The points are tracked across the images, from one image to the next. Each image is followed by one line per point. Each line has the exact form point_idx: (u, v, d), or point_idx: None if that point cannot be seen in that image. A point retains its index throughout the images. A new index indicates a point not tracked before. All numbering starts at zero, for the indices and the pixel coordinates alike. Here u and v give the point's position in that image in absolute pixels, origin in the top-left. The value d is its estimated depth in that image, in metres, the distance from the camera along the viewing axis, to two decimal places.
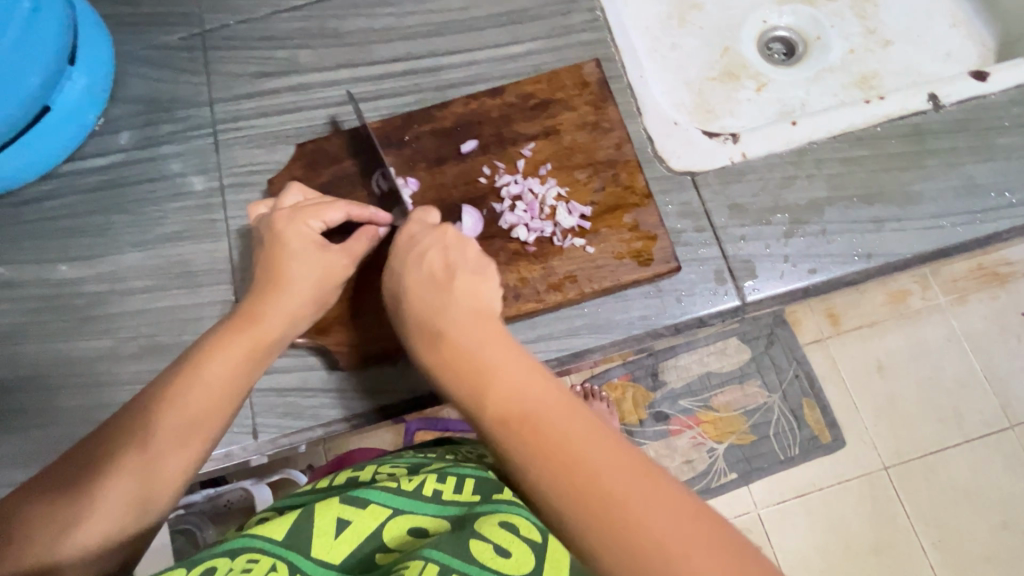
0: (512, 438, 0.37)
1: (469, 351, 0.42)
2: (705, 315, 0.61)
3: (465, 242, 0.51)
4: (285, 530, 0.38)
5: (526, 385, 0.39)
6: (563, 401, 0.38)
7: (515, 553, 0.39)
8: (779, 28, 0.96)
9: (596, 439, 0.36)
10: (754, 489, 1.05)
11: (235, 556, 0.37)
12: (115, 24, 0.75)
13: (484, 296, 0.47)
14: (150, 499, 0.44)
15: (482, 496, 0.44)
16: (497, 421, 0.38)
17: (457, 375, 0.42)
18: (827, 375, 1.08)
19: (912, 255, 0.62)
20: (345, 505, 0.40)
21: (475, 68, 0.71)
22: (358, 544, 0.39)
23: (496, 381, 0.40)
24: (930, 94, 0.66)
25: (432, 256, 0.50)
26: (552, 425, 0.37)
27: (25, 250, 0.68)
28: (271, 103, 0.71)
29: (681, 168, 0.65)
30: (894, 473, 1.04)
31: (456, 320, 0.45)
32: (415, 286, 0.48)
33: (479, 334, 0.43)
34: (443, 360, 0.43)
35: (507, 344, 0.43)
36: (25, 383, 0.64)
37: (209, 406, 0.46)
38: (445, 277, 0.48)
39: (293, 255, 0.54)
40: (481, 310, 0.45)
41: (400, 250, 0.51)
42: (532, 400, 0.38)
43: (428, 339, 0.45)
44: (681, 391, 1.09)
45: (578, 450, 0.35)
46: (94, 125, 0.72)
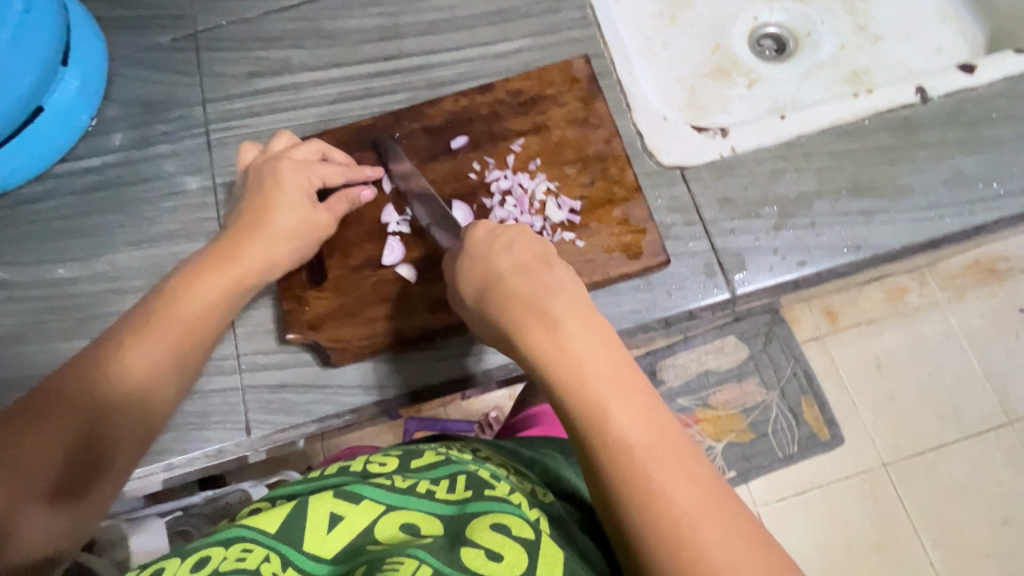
0: (626, 466, 0.40)
1: (583, 361, 0.44)
2: (695, 308, 0.61)
3: (546, 242, 0.52)
4: (278, 523, 0.38)
5: (645, 427, 0.42)
6: (680, 453, 0.41)
7: (507, 557, 0.38)
8: (770, 25, 0.97)
9: (708, 495, 0.40)
10: (751, 485, 1.05)
11: (228, 547, 0.37)
12: (109, 26, 0.76)
13: (586, 301, 0.47)
14: (133, 412, 0.50)
15: (475, 493, 0.43)
16: (614, 445, 0.41)
17: (570, 382, 0.43)
18: (824, 370, 1.09)
19: (901, 247, 0.62)
20: (339, 500, 0.40)
21: (466, 66, 0.71)
22: (350, 539, 0.39)
23: (612, 403, 0.42)
24: (918, 87, 0.66)
25: (525, 252, 0.50)
26: (667, 479, 0.40)
27: (19, 251, 0.69)
28: (264, 103, 0.72)
29: (670, 163, 0.66)
30: (892, 469, 1.04)
31: (569, 325, 0.46)
32: (512, 275, 0.49)
33: (592, 346, 0.45)
34: (553, 361, 0.44)
35: (623, 371, 0.44)
36: (19, 382, 0.64)
37: (180, 337, 0.52)
38: (545, 274, 0.49)
39: (285, 203, 0.59)
40: (594, 317, 0.47)
41: (480, 239, 0.52)
42: (649, 435, 0.42)
43: (532, 330, 0.46)
44: (679, 388, 1.09)
45: (690, 505, 0.39)
46: (88, 127, 0.72)
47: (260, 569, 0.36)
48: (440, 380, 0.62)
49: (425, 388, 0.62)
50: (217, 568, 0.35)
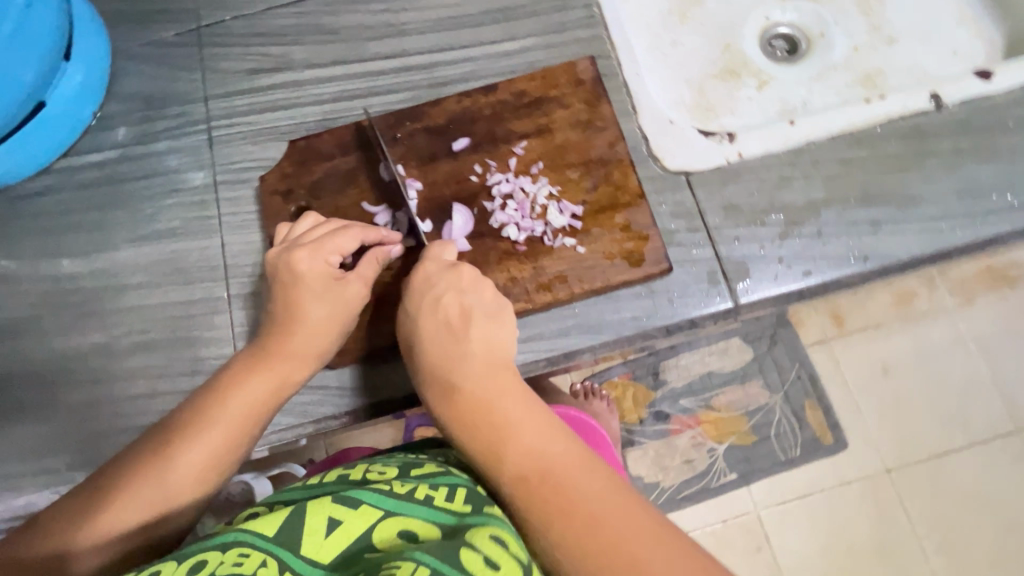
0: (537, 499, 0.42)
1: (490, 411, 0.47)
2: (697, 316, 0.60)
3: (481, 277, 0.54)
4: (278, 527, 0.37)
5: (553, 457, 0.44)
6: (590, 469, 0.43)
7: (504, 568, 0.37)
8: (783, 24, 0.95)
9: (624, 507, 0.41)
10: (752, 488, 1.04)
11: (225, 551, 0.35)
12: (113, 20, 0.75)
13: (497, 347, 0.51)
14: (173, 495, 0.46)
15: (473, 507, 0.42)
16: (520, 482, 0.43)
17: (477, 432, 0.46)
18: (828, 376, 1.07)
19: (910, 258, 0.61)
20: (338, 505, 0.39)
21: (469, 65, 0.70)
22: (348, 545, 0.38)
23: (513, 444, 0.45)
24: (932, 93, 0.65)
25: (447, 301, 0.53)
26: (581, 499, 0.41)
27: (22, 245, 0.69)
28: (266, 99, 0.71)
29: (675, 167, 0.65)
30: (895, 475, 1.02)
31: (473, 383, 0.48)
32: (429, 334, 0.51)
33: (494, 393, 0.48)
34: (464, 417, 0.47)
35: (530, 411, 0.47)
36: (22, 377, 0.64)
37: (223, 431, 0.49)
38: (462, 328, 0.51)
39: (310, 293, 0.55)
40: (497, 366, 0.50)
41: (416, 283, 0.54)
42: (555, 462, 0.43)
43: (444, 399, 0.49)
44: (681, 390, 1.09)
45: (602, 520, 0.40)
46: (91, 121, 0.72)
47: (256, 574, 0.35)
48: None
49: (421, 392, 0.61)
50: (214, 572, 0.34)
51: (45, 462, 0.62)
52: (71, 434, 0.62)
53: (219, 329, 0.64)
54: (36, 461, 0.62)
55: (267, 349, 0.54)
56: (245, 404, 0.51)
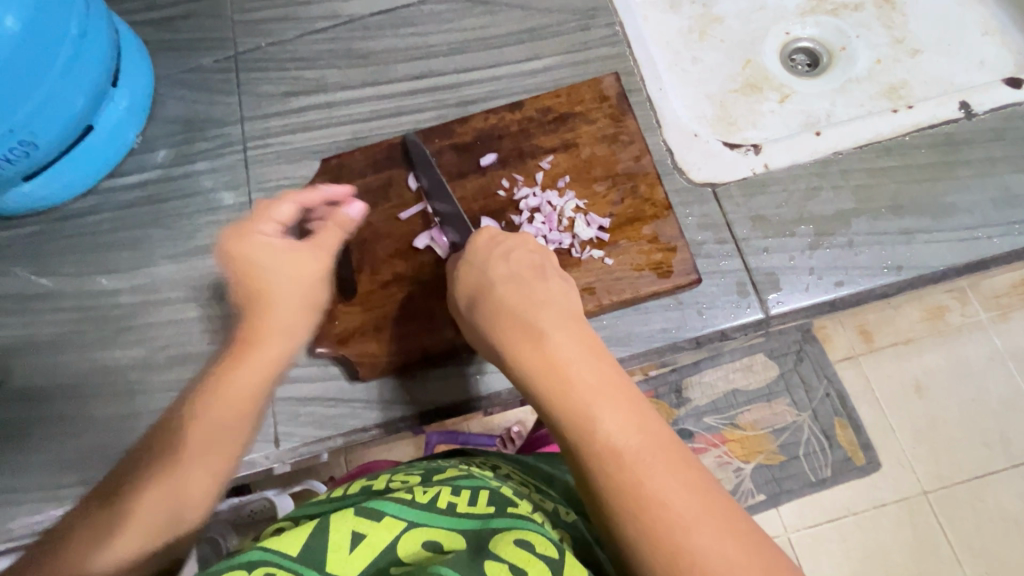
0: (618, 475, 0.40)
1: (574, 373, 0.44)
2: (727, 328, 0.60)
3: (545, 254, 0.53)
4: (300, 546, 0.36)
5: (634, 430, 0.42)
6: (671, 452, 0.41)
7: (530, 573, 0.36)
8: (803, 40, 0.96)
9: (702, 497, 0.39)
10: (782, 509, 1.01)
11: (249, 569, 0.34)
12: (157, 49, 0.79)
13: (576, 309, 0.48)
14: (183, 508, 0.47)
15: (497, 509, 0.41)
16: (603, 451, 0.41)
17: (558, 391, 0.43)
18: (859, 394, 1.04)
19: (946, 268, 0.60)
20: (361, 518, 0.38)
21: (495, 84, 0.72)
22: (373, 559, 0.37)
23: (599, 410, 0.42)
24: (961, 103, 0.65)
25: (521, 263, 0.52)
26: (660, 480, 0.39)
27: (66, 262, 0.72)
28: (299, 121, 0.74)
29: (701, 180, 0.65)
30: (932, 497, 0.99)
31: (554, 335, 0.46)
32: (505, 286, 0.49)
33: (579, 358, 0.45)
34: (544, 369, 0.44)
35: (613, 378, 0.44)
36: (63, 390, 0.66)
37: (221, 434, 0.49)
38: (538, 285, 0.50)
39: (265, 268, 0.54)
40: (582, 328, 0.47)
41: (480, 249, 0.53)
42: (639, 442, 0.41)
43: (521, 345, 0.46)
44: (705, 408, 1.07)
45: (685, 509, 0.38)
46: (133, 144, 0.76)
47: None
48: (467, 396, 0.61)
49: (451, 406, 0.61)
50: None
51: (83, 474, 0.63)
52: (109, 446, 0.64)
53: None
54: (75, 472, 0.64)
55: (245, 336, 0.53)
56: (229, 405, 0.50)
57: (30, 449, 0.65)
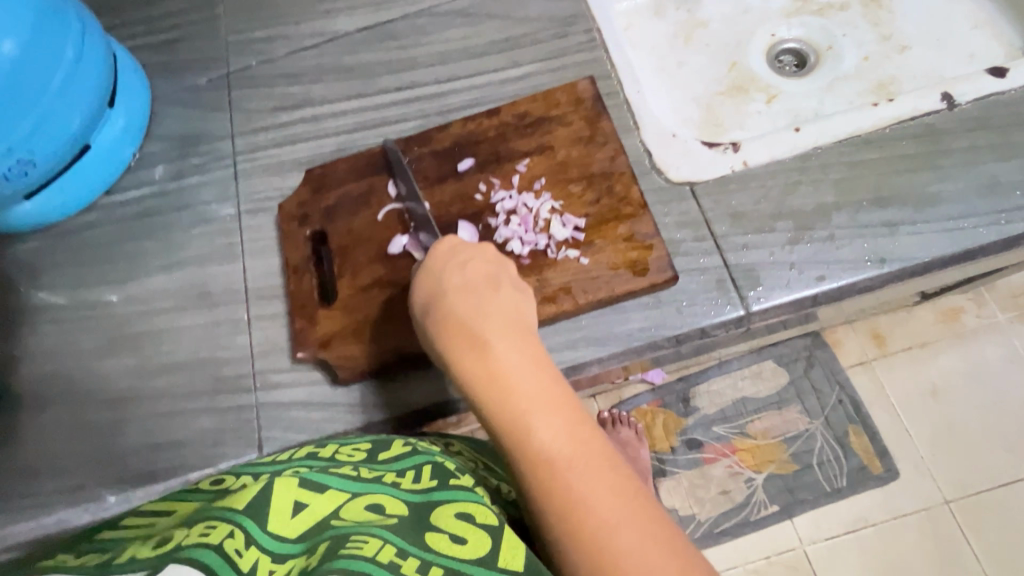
0: (549, 480, 0.41)
1: (512, 382, 0.45)
2: (708, 326, 0.59)
3: (501, 262, 0.54)
4: (246, 503, 0.39)
5: (567, 437, 0.43)
6: (602, 458, 0.42)
7: (470, 539, 0.42)
8: (789, 40, 0.96)
9: (628, 503, 0.40)
10: (797, 520, 0.98)
11: (194, 527, 0.36)
12: (155, 71, 0.83)
13: (523, 318, 0.49)
14: None
15: (440, 482, 0.47)
16: (537, 458, 0.42)
17: (497, 400, 0.45)
18: (873, 400, 1.02)
19: (931, 259, 0.58)
20: (304, 491, 0.42)
21: (476, 92, 0.73)
22: (313, 524, 0.40)
23: (533, 418, 0.44)
24: (943, 93, 0.64)
25: (475, 272, 0.52)
26: (587, 487, 0.41)
27: (64, 275, 0.74)
28: (287, 134, 0.76)
29: (679, 178, 0.65)
30: (954, 506, 0.95)
31: (498, 345, 0.47)
32: (455, 296, 0.50)
33: (520, 367, 0.46)
34: (485, 378, 0.46)
35: (552, 386, 0.45)
36: (58, 399, 0.68)
37: None
38: (487, 294, 0.50)
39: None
40: (526, 337, 0.48)
41: (439, 255, 0.54)
42: (570, 449, 0.43)
43: (466, 354, 0.47)
44: (714, 417, 1.04)
45: (609, 513, 0.40)
46: (131, 160, 0.78)
47: (222, 543, 0.35)
48: (447, 399, 0.61)
49: (431, 408, 0.61)
50: (178, 542, 0.34)
51: (74, 481, 0.65)
52: (99, 453, 0.65)
53: (240, 350, 0.66)
54: (66, 479, 0.65)
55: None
56: None
57: (26, 457, 0.66)
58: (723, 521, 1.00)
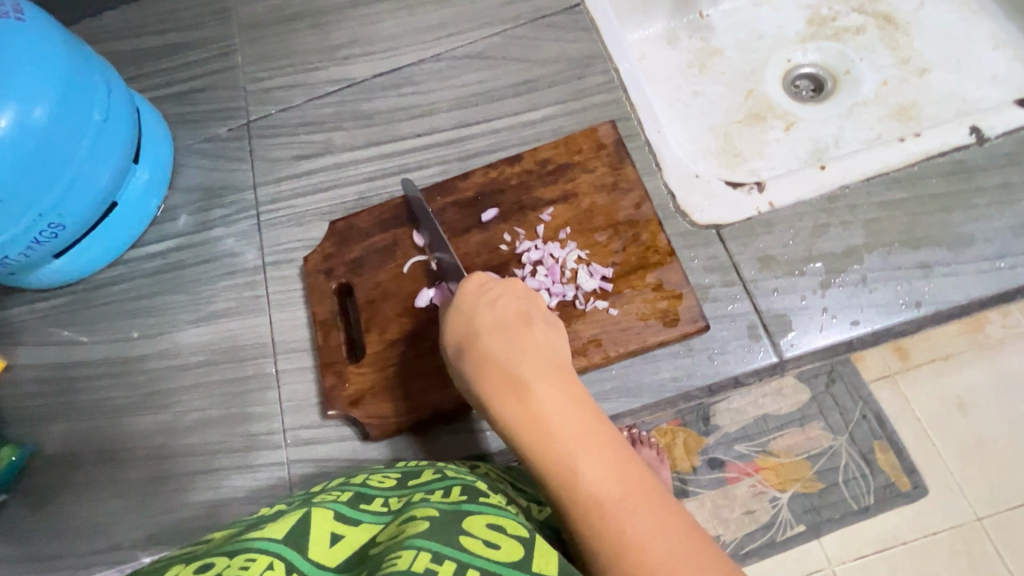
0: (601, 524, 0.41)
1: (555, 424, 0.44)
2: (741, 374, 0.58)
3: (531, 296, 0.54)
4: (284, 532, 0.40)
5: (615, 479, 0.42)
6: (651, 498, 0.42)
7: (503, 545, 0.40)
8: (805, 65, 0.95)
9: (683, 543, 0.40)
10: (824, 540, 0.83)
11: (233, 556, 0.38)
12: (176, 122, 0.84)
13: (559, 355, 0.49)
14: None
15: (469, 496, 0.45)
16: (585, 501, 0.42)
17: (541, 444, 0.44)
18: (898, 414, 0.85)
19: (968, 301, 0.57)
20: (339, 522, 0.43)
21: (496, 136, 0.73)
22: (353, 552, 0.42)
23: (580, 461, 0.43)
24: (972, 128, 0.63)
25: (508, 310, 0.52)
26: (640, 530, 0.40)
27: (95, 330, 0.75)
28: (309, 183, 0.76)
29: (705, 221, 0.64)
30: (988, 523, 0.80)
31: (536, 385, 0.46)
32: (489, 336, 0.50)
33: (561, 407, 0.45)
34: (527, 421, 0.45)
35: (594, 426, 0.45)
36: (91, 456, 0.69)
37: None
38: (521, 333, 0.50)
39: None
40: (564, 375, 0.47)
41: (468, 294, 0.54)
42: (620, 489, 0.42)
43: (505, 397, 0.47)
44: (737, 435, 0.85)
45: (665, 555, 0.39)
46: (156, 212, 0.79)
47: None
48: (480, 453, 0.61)
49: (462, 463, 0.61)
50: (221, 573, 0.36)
51: (110, 541, 0.65)
52: (134, 512, 0.66)
53: (270, 405, 0.67)
54: (102, 539, 0.65)
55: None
56: None
57: (62, 516, 0.67)
58: None
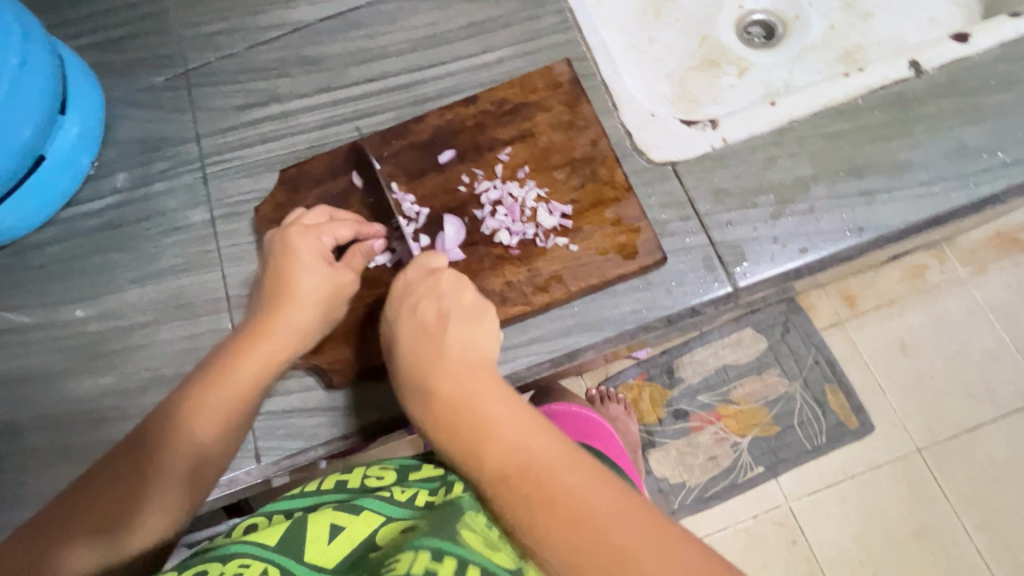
0: (512, 497, 0.41)
1: (459, 403, 0.46)
2: (697, 304, 0.60)
3: (458, 280, 0.53)
4: (278, 537, 0.40)
5: (524, 451, 0.43)
6: (567, 460, 0.42)
7: (507, 541, 0.41)
8: (756, 11, 0.95)
9: (601, 494, 0.40)
10: (781, 480, 1.01)
11: (226, 562, 0.38)
12: (106, 72, 0.78)
13: (466, 339, 0.50)
14: None
15: (474, 492, 0.46)
16: (497, 478, 0.42)
17: (450, 433, 0.45)
18: (847, 359, 1.04)
19: (904, 226, 0.61)
20: (339, 513, 0.43)
21: (450, 80, 0.71)
22: (352, 548, 0.42)
23: (490, 440, 0.44)
24: (910, 61, 0.65)
25: (424, 300, 0.52)
26: (555, 493, 0.40)
27: (29, 295, 0.70)
28: (255, 133, 0.73)
29: (661, 159, 0.65)
30: (926, 453, 0.99)
31: (442, 374, 0.47)
32: (403, 331, 0.51)
33: (464, 382, 0.47)
34: (442, 430, 0.45)
35: (502, 405, 0.45)
36: (34, 424, 0.65)
37: None
38: (431, 322, 0.51)
39: (302, 275, 0.57)
40: (465, 356, 0.48)
41: (398, 289, 0.53)
42: (529, 449, 0.43)
43: (420, 390, 0.48)
44: (699, 387, 1.05)
45: (582, 512, 0.39)
46: (89, 169, 0.74)
47: None
48: None
49: None
50: None
51: None
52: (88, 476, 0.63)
53: None
54: None
55: (234, 366, 0.55)
56: None
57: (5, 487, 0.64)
58: (713, 488, 1.02)
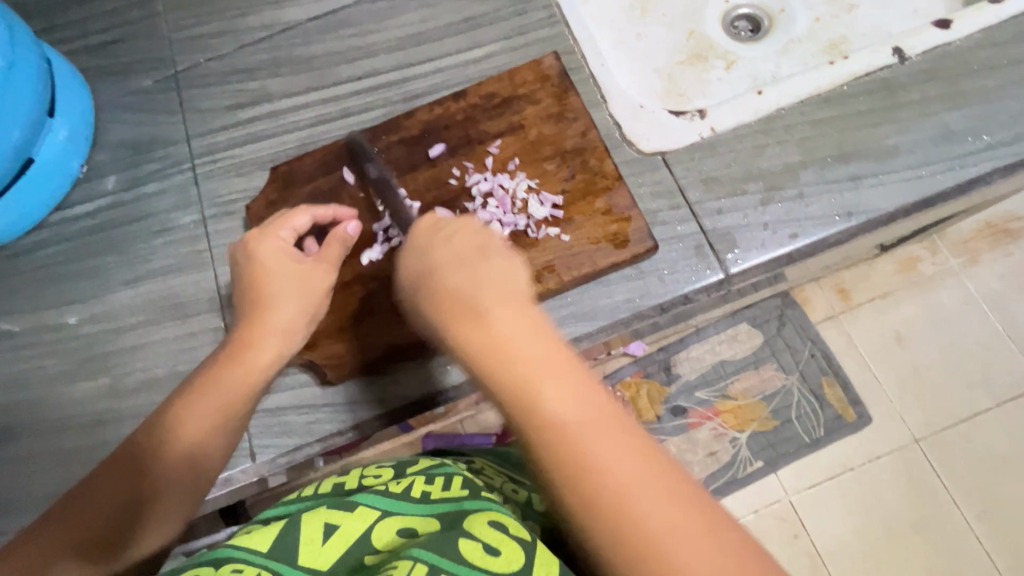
0: (562, 445, 0.41)
1: (507, 345, 0.45)
2: (690, 291, 0.60)
3: (486, 231, 0.53)
4: (271, 541, 0.40)
5: (576, 403, 0.42)
6: (614, 420, 0.42)
7: (504, 551, 0.40)
8: (742, 7, 0.96)
9: (644, 462, 0.40)
10: (780, 473, 1.01)
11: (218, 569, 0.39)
12: (95, 76, 0.78)
13: (516, 285, 0.48)
14: None
15: (471, 492, 0.45)
16: (548, 424, 0.42)
17: (499, 373, 0.44)
18: (842, 349, 1.05)
19: (893, 210, 0.61)
20: (333, 511, 0.42)
21: (439, 76, 0.72)
22: (347, 546, 0.41)
23: (543, 386, 0.43)
24: (894, 48, 0.65)
25: (463, 244, 0.52)
26: (602, 453, 0.40)
27: (20, 300, 0.70)
28: (246, 133, 0.73)
29: (651, 149, 0.65)
30: (924, 444, 0.99)
31: (492, 315, 0.46)
32: (451, 271, 0.50)
33: (513, 329, 0.46)
34: (489, 370, 0.45)
35: (557, 356, 0.45)
36: (27, 429, 0.65)
37: None
38: (481, 266, 0.50)
39: (273, 278, 0.57)
40: (522, 304, 0.47)
41: (423, 234, 0.54)
42: (581, 404, 0.42)
43: (462, 325, 0.47)
44: (696, 381, 1.05)
45: (624, 476, 0.39)
46: (79, 172, 0.74)
47: None
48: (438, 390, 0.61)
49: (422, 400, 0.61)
50: None
51: None
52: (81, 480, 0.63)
53: None
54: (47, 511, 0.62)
55: (217, 371, 0.54)
56: None
57: None
58: (711, 481, 1.02)
